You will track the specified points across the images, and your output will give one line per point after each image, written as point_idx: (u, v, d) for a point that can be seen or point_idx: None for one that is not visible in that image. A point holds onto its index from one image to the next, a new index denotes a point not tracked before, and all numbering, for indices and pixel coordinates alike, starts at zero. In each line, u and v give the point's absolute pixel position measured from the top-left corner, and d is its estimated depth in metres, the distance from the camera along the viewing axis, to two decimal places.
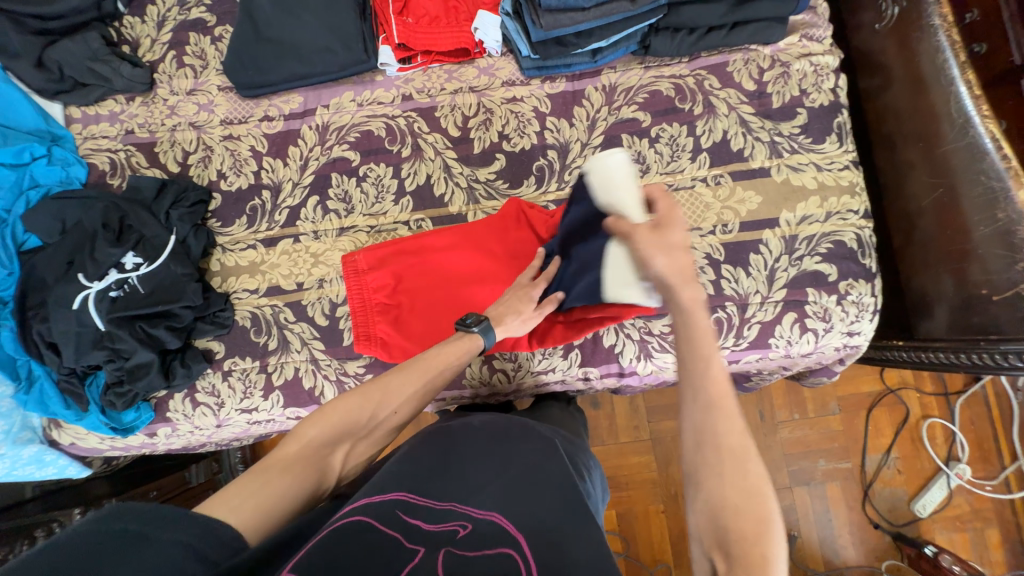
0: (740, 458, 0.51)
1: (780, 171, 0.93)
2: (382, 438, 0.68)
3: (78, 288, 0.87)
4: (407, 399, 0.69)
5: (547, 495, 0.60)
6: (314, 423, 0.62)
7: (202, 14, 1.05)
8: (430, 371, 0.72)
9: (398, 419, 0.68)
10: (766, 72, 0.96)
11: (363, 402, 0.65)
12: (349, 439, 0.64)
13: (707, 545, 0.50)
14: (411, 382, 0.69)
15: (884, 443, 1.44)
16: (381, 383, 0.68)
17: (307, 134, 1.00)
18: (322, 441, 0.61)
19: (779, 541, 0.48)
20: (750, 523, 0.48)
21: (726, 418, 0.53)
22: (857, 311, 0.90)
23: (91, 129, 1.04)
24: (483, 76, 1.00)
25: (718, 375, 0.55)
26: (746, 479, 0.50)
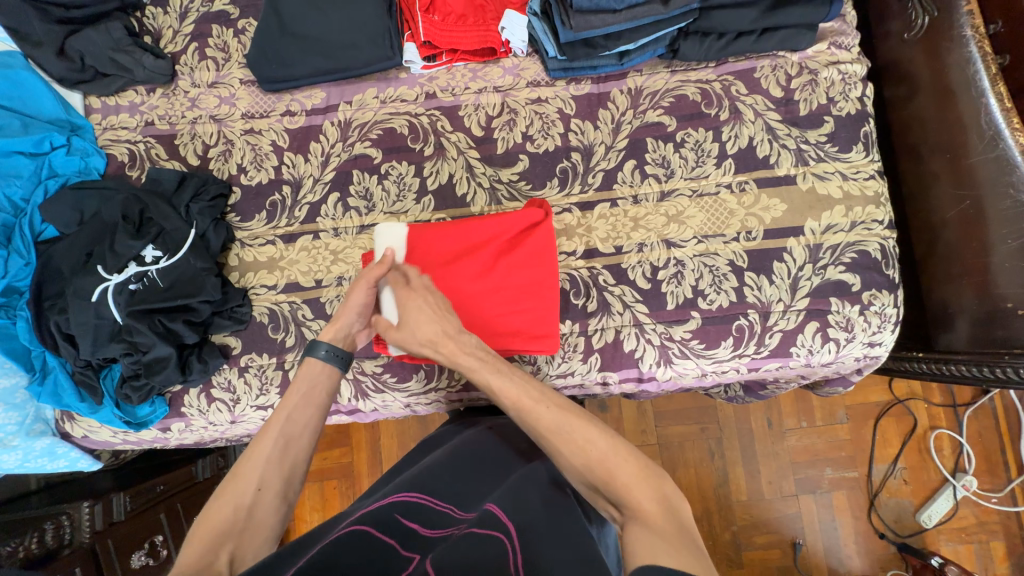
0: (564, 423, 0.64)
1: (805, 179, 0.93)
2: (272, 512, 0.65)
3: (97, 280, 0.87)
4: (268, 470, 0.67)
5: (537, 498, 0.63)
6: (190, 544, 0.59)
7: (225, 6, 1.04)
8: (273, 428, 0.70)
9: (269, 493, 0.65)
10: (794, 79, 0.95)
11: (228, 495, 0.64)
12: (230, 538, 0.60)
13: (593, 493, 0.62)
14: (263, 449, 0.68)
15: (891, 453, 1.43)
16: (236, 471, 0.66)
17: (329, 130, 0.99)
18: (203, 553, 0.58)
19: (630, 457, 0.60)
20: (604, 460, 0.61)
21: (538, 406, 0.66)
22: (879, 322, 0.90)
23: (110, 119, 1.03)
24: (508, 76, 1.00)
25: (508, 387, 0.69)
26: (580, 439, 0.63)
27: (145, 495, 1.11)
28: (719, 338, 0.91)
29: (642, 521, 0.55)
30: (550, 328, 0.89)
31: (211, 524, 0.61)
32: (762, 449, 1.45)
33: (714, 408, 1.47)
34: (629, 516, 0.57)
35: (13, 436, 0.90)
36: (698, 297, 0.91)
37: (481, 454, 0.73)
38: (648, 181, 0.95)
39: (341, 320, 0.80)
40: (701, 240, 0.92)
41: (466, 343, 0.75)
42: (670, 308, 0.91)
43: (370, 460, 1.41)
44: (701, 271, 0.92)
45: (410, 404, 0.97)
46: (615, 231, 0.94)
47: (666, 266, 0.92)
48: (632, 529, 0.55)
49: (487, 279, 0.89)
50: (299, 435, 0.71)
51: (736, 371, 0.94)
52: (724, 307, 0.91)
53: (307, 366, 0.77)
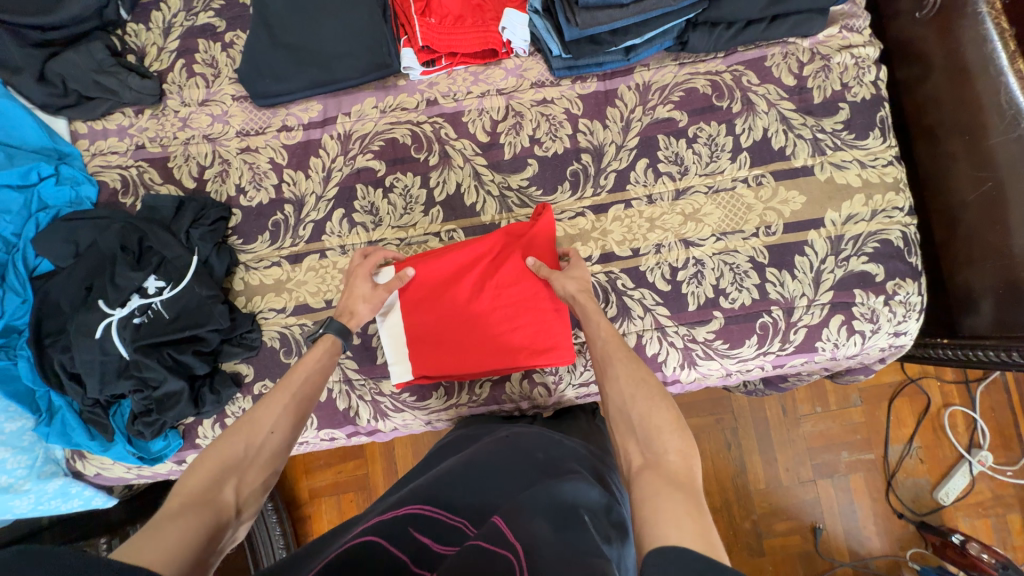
0: (629, 362, 0.65)
1: (823, 169, 0.90)
2: (275, 459, 0.64)
3: (99, 316, 0.83)
4: (282, 418, 0.66)
5: (542, 522, 0.56)
6: (190, 475, 0.58)
7: (211, 18, 0.99)
8: (295, 383, 0.70)
9: (279, 438, 0.65)
10: (806, 66, 0.92)
11: (240, 431, 0.63)
12: (233, 475, 0.60)
13: (619, 433, 0.60)
14: (278, 400, 0.67)
15: (906, 433, 1.43)
16: (249, 413, 0.66)
17: (329, 144, 0.96)
18: (204, 487, 0.57)
19: (668, 405, 0.59)
20: (646, 403, 0.60)
21: (614, 344, 0.68)
22: (904, 311, 0.88)
23: (99, 145, 0.99)
24: (511, 78, 0.96)
25: (605, 323, 0.71)
26: (637, 377, 0.63)
27: None
28: (742, 337, 0.89)
29: (660, 472, 0.52)
30: (558, 339, 0.84)
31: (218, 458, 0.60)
32: (779, 437, 1.44)
33: (728, 400, 1.46)
34: (650, 462, 0.54)
35: (23, 480, 0.87)
36: (720, 297, 0.89)
37: (499, 461, 0.71)
38: (662, 179, 0.92)
39: (351, 309, 0.80)
40: (719, 238, 0.90)
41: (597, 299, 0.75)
42: (691, 309, 0.89)
43: (385, 471, 1.39)
44: (721, 269, 0.89)
45: (430, 421, 0.95)
46: (631, 233, 0.91)
47: (686, 266, 0.90)
48: (649, 477, 0.52)
49: (485, 297, 0.85)
50: (311, 391, 0.71)
51: (761, 368, 0.92)
52: (746, 305, 0.89)
53: (322, 341, 0.76)
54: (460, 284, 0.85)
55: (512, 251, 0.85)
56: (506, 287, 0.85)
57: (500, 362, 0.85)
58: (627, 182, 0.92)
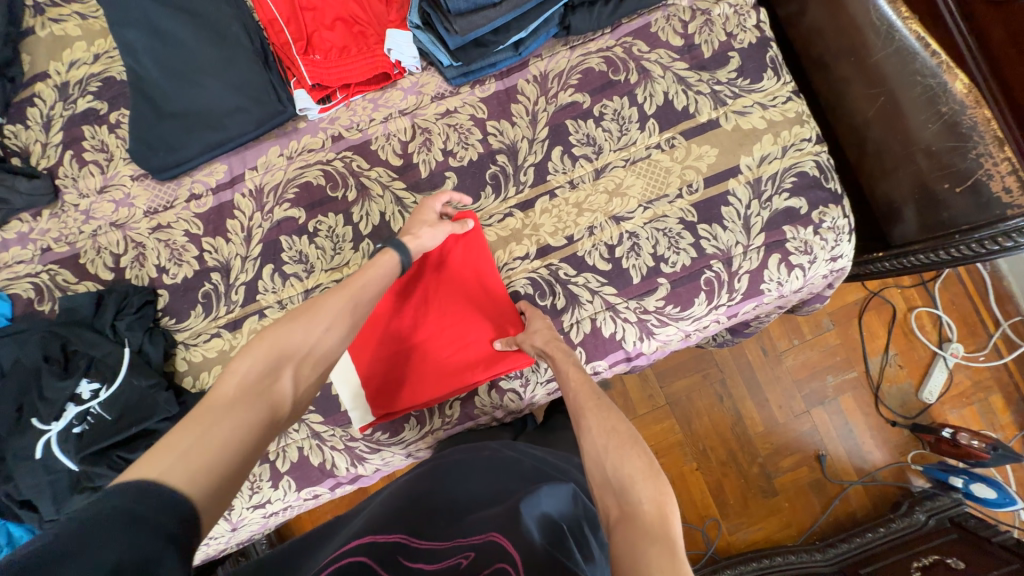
0: (601, 412, 0.65)
1: (728, 119, 0.92)
2: (328, 355, 0.65)
3: (37, 435, 0.80)
4: (337, 317, 0.67)
5: (536, 532, 0.57)
6: (246, 359, 0.59)
7: (91, 102, 0.95)
8: (353, 290, 0.70)
9: (335, 335, 0.66)
10: (689, 24, 0.94)
11: (297, 324, 0.63)
12: (289, 366, 0.60)
13: (596, 486, 0.59)
14: (335, 301, 0.67)
15: (881, 344, 1.48)
16: (302, 310, 0.66)
17: (242, 203, 0.93)
18: (259, 373, 0.58)
19: (640, 451, 0.59)
20: (617, 453, 0.59)
21: (585, 393, 0.69)
22: (835, 236, 0.91)
23: (2, 257, 0.93)
24: (410, 97, 0.95)
25: (574, 373, 0.73)
26: (611, 427, 0.63)
27: None
28: (691, 297, 0.90)
29: (634, 526, 0.51)
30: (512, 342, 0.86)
31: (274, 344, 0.61)
32: (763, 377, 1.47)
33: (706, 356, 1.48)
34: (625, 514, 0.53)
35: None
36: (661, 263, 0.90)
37: (483, 485, 0.69)
38: (579, 163, 0.93)
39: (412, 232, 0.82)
40: (647, 207, 0.91)
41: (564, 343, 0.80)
42: (636, 282, 0.90)
43: None
44: (656, 237, 0.90)
45: (410, 454, 0.93)
46: (562, 222, 0.92)
47: (621, 242, 0.91)
48: (625, 534, 0.51)
49: (432, 321, 0.89)
50: (365, 296, 0.72)
51: (717, 322, 0.94)
52: (687, 266, 0.90)
53: (383, 256, 0.76)
54: (405, 316, 0.89)
55: (446, 272, 0.90)
56: (448, 305, 0.89)
57: (456, 382, 0.86)
58: (547, 174, 0.92)
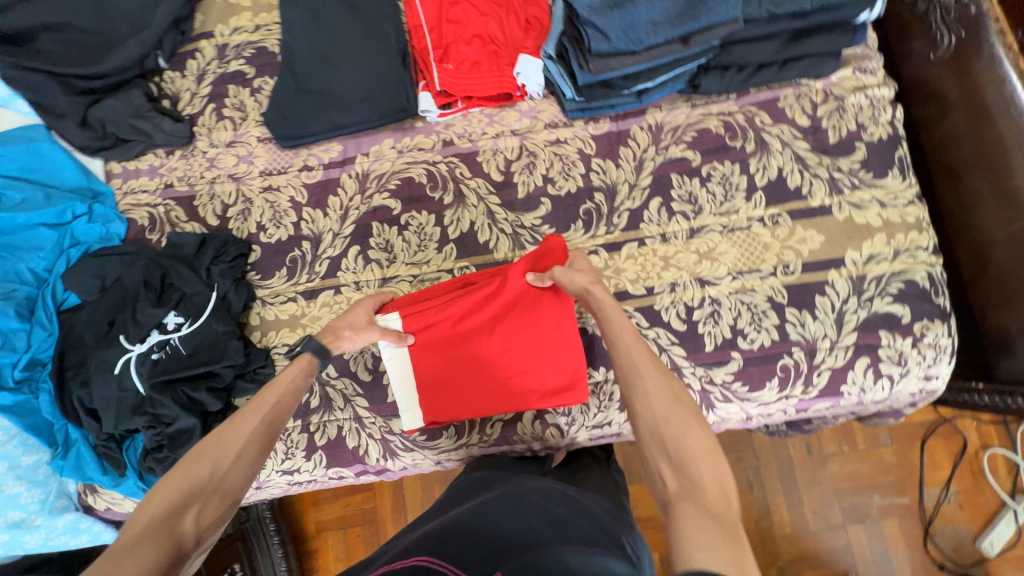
0: (661, 377, 0.59)
1: (841, 209, 0.89)
2: (238, 488, 0.61)
3: (120, 351, 0.85)
4: (248, 441, 0.64)
5: None
6: (151, 503, 0.56)
7: (242, 66, 1.05)
8: (268, 404, 0.68)
9: (244, 462, 0.62)
10: (820, 107, 0.92)
11: (208, 453, 0.61)
12: (195, 502, 0.57)
13: (649, 452, 0.56)
14: (247, 422, 0.65)
15: (942, 476, 1.33)
16: (218, 434, 0.63)
17: (347, 183, 0.98)
18: (163, 516, 0.55)
19: (705, 429, 0.55)
20: (680, 426, 0.55)
21: (642, 352, 0.62)
22: (934, 354, 0.85)
23: (130, 184, 1.02)
24: (525, 119, 0.98)
25: (628, 326, 0.65)
26: (670, 394, 0.58)
27: None
28: (763, 379, 0.86)
29: (698, 505, 0.49)
30: (573, 379, 0.85)
31: (181, 480, 0.58)
32: (803, 478, 1.36)
33: (748, 442, 1.38)
34: (687, 489, 0.51)
35: (36, 515, 0.87)
36: (738, 338, 0.87)
37: (509, 514, 0.63)
38: (675, 218, 0.91)
39: (335, 332, 0.80)
40: (736, 277, 0.88)
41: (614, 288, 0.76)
42: (708, 350, 0.87)
43: (392, 506, 1.35)
44: (739, 309, 0.87)
45: (439, 460, 0.92)
46: (644, 272, 0.90)
47: (702, 306, 0.88)
48: (689, 509, 0.49)
49: (497, 339, 0.86)
50: (280, 409, 0.69)
51: (784, 412, 0.88)
52: (766, 347, 0.86)
53: (298, 361, 0.74)
54: (471, 326, 0.87)
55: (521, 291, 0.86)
56: (516, 328, 0.86)
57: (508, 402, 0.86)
58: (640, 221, 0.92)
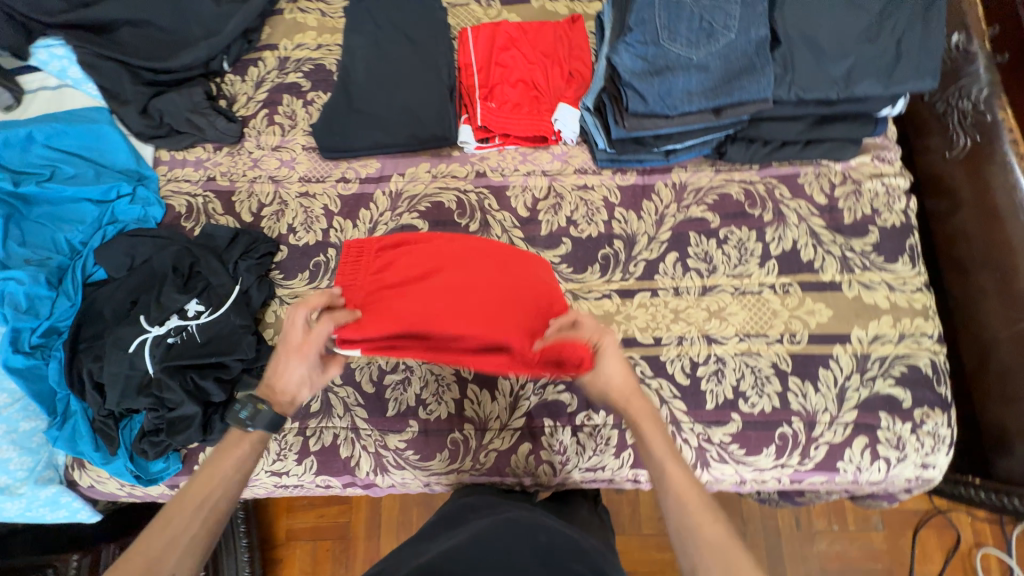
0: (717, 547, 0.53)
1: (851, 287, 0.91)
2: None
3: (138, 331, 0.88)
4: (188, 544, 0.55)
5: None
6: None
7: (298, 78, 1.11)
8: (206, 500, 0.58)
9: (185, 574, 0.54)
10: (838, 188, 0.96)
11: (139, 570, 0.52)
12: None
13: None
14: (184, 522, 0.56)
15: (932, 571, 1.29)
16: (147, 534, 0.54)
17: (380, 199, 1.03)
18: None
19: None
20: None
21: (699, 516, 0.56)
22: (932, 443, 0.85)
23: (175, 172, 1.06)
24: (557, 162, 1.03)
25: (681, 478, 0.59)
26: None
27: None
28: (760, 445, 0.86)
29: None
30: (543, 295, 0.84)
31: None
32: (789, 553, 1.32)
33: (736, 506, 1.35)
34: None
35: (21, 482, 0.86)
36: (739, 399, 0.88)
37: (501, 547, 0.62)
38: (690, 275, 0.94)
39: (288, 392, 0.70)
40: (743, 339, 0.90)
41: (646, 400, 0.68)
42: (708, 408, 0.88)
43: (367, 523, 1.33)
44: (743, 371, 0.89)
45: (428, 482, 0.92)
46: (654, 322, 0.92)
47: (706, 363, 0.90)
48: None
49: None
50: (224, 494, 0.60)
51: (778, 481, 0.88)
52: (766, 413, 0.87)
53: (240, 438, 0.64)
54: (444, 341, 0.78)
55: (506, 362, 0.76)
56: None
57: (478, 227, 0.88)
58: (655, 272, 0.95)
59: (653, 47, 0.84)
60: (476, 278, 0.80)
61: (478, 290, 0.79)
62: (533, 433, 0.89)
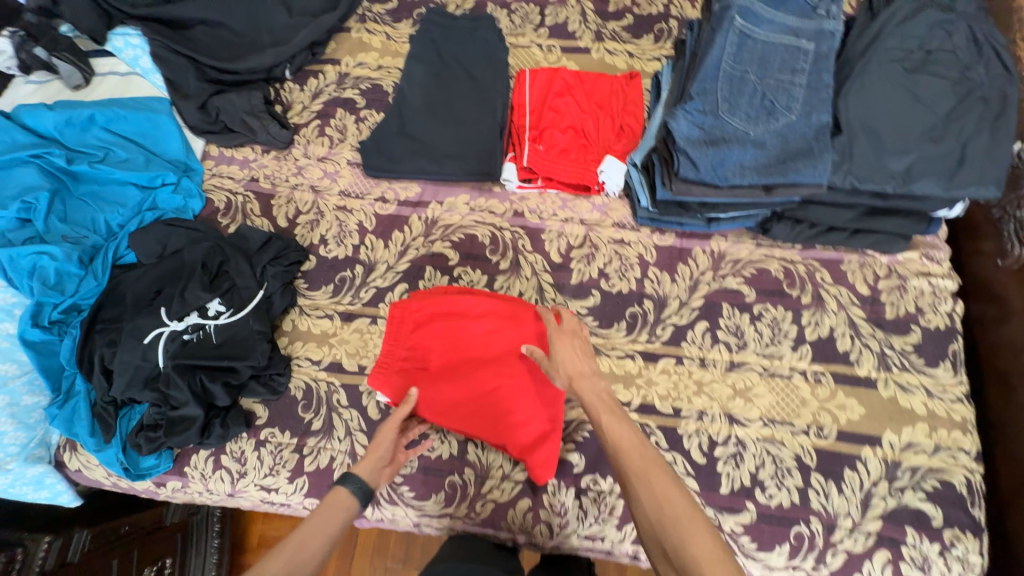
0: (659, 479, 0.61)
1: (887, 386, 0.87)
2: None
3: (156, 323, 0.87)
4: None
5: None
6: None
7: (354, 95, 1.14)
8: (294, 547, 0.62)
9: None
10: (881, 280, 0.93)
11: None
12: None
13: (654, 555, 0.58)
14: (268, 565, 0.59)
15: None
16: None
17: (414, 223, 1.03)
18: None
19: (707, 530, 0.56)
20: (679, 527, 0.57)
21: (637, 454, 0.63)
22: (961, 570, 0.79)
23: (220, 168, 1.08)
24: (596, 212, 1.02)
25: (623, 432, 0.66)
26: (677, 506, 0.58)
27: (107, 535, 0.95)
28: (774, 541, 0.81)
29: None
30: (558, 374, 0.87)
31: None
32: None
33: None
34: None
35: (11, 458, 0.84)
36: (756, 488, 0.83)
37: None
38: (718, 347, 0.91)
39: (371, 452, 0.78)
40: (767, 424, 0.86)
41: (598, 383, 0.73)
42: (722, 493, 0.83)
43: (343, 545, 1.27)
44: (763, 459, 0.84)
45: (417, 523, 0.87)
46: (675, 391, 0.89)
47: (725, 444, 0.85)
48: None
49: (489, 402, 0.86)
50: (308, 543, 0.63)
51: None
52: (784, 508, 0.82)
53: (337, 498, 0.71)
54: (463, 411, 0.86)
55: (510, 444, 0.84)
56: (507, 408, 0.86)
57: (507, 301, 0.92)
58: (683, 339, 0.92)
59: (711, 116, 0.84)
60: (492, 368, 0.88)
61: (496, 381, 0.87)
62: (535, 489, 0.86)
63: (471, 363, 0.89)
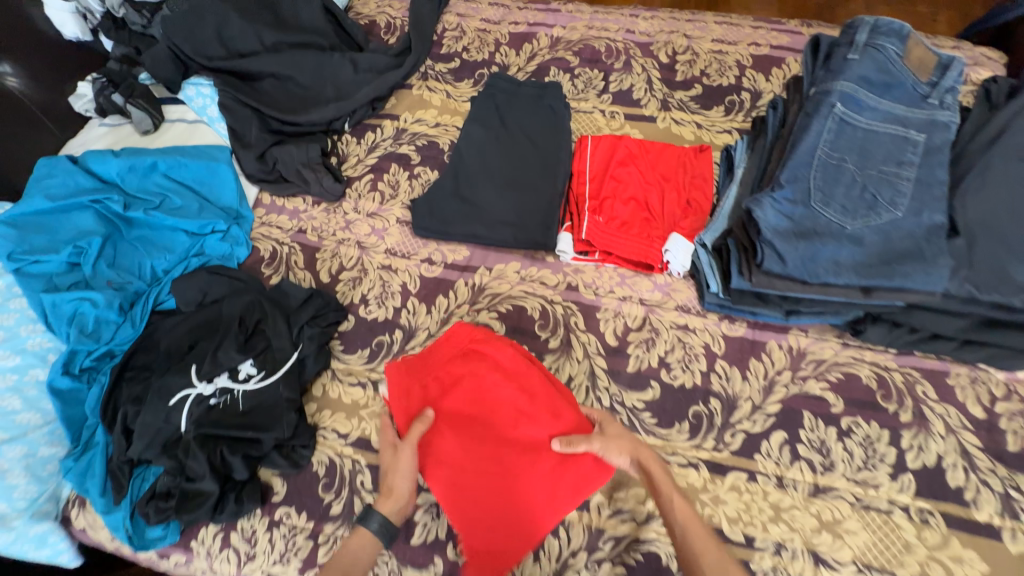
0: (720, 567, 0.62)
1: (1017, 539, 0.71)
2: None
3: (185, 382, 0.83)
4: None
5: None
6: None
7: (409, 151, 1.12)
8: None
9: None
10: (999, 401, 0.79)
11: None
12: None
13: None
14: None
15: None
16: None
17: (460, 289, 0.97)
18: None
19: None
20: None
21: (698, 534, 0.65)
22: None
23: (270, 217, 1.07)
24: (657, 292, 0.94)
25: (682, 506, 0.67)
26: None
27: None
28: None
29: None
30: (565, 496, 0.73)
31: None
32: None
33: None
34: None
35: (17, 514, 0.78)
36: None
37: None
38: (799, 464, 0.78)
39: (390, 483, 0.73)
40: (862, 570, 0.71)
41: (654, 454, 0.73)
42: None
43: None
44: None
45: None
46: (747, 514, 0.76)
47: None
48: None
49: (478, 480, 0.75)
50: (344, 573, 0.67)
51: None
52: None
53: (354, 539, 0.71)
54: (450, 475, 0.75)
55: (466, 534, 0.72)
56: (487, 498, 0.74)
57: (563, 398, 0.79)
58: (756, 451, 0.80)
59: (801, 207, 0.75)
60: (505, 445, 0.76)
61: (502, 467, 0.75)
62: None
63: (488, 429, 0.78)
